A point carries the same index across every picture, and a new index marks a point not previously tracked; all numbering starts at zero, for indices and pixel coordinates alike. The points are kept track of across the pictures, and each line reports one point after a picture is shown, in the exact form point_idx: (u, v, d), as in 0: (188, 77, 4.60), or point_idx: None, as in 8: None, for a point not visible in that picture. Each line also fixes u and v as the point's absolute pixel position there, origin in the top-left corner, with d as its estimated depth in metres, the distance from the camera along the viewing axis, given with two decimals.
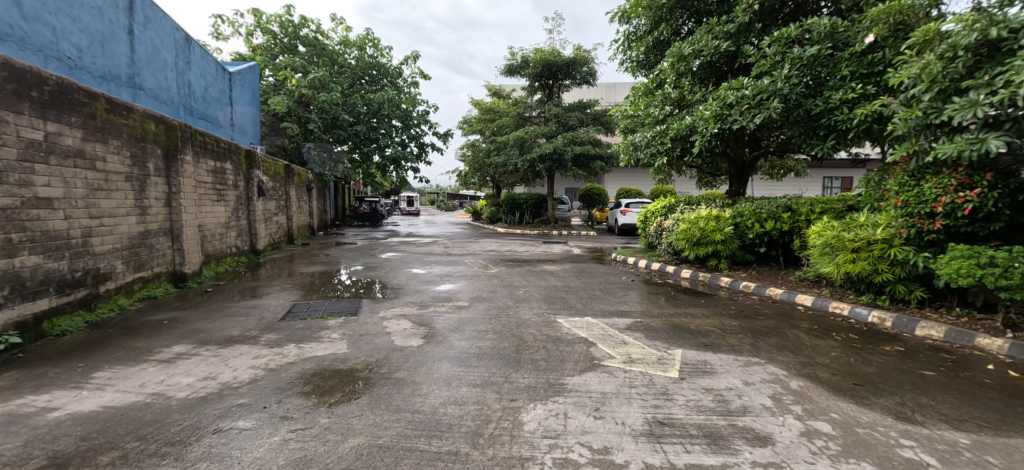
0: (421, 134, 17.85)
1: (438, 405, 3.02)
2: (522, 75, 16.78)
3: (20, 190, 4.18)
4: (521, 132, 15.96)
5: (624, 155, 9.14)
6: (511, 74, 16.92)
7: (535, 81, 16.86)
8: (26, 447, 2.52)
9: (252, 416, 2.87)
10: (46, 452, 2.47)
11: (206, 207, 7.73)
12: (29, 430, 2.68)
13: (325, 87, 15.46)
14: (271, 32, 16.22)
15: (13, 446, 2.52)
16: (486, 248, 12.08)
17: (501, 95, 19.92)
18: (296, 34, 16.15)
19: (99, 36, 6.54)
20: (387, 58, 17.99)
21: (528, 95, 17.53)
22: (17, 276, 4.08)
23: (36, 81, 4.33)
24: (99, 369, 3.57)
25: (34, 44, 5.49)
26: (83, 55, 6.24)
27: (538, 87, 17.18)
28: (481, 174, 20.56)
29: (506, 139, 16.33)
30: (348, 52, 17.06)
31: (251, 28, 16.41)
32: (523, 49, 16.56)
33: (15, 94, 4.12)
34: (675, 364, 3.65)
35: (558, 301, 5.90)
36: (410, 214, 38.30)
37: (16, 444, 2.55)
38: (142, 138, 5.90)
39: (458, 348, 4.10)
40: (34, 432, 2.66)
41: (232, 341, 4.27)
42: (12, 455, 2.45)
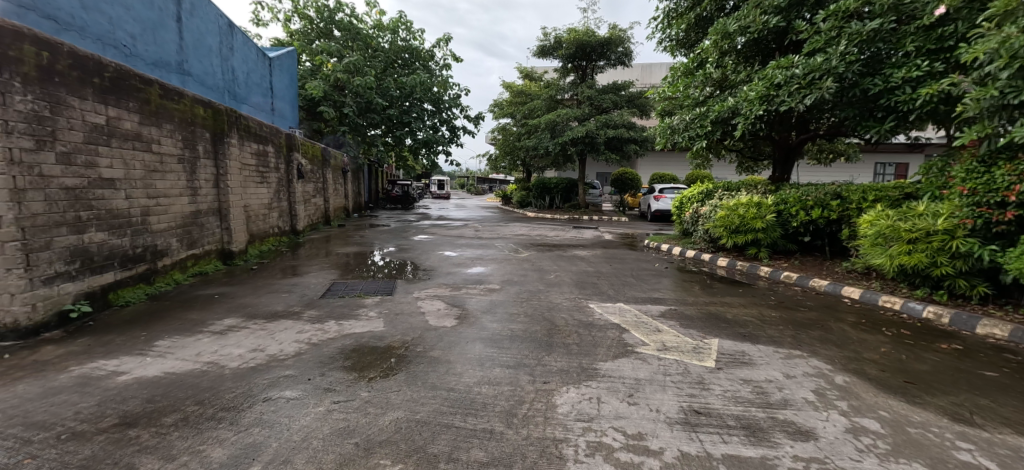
0: (453, 117, 17.88)
1: (473, 384, 3.10)
2: (555, 56, 16.47)
3: (87, 171, 4.46)
4: (553, 115, 15.66)
5: (659, 138, 8.91)
6: (543, 55, 16.62)
7: (569, 61, 16.50)
8: (100, 406, 2.74)
9: (298, 386, 3.02)
10: (117, 411, 2.69)
11: (251, 189, 8.06)
12: (101, 391, 2.91)
13: (359, 71, 15.68)
14: (307, 17, 16.51)
15: (88, 405, 2.75)
16: (516, 232, 12.10)
17: (534, 77, 19.59)
18: (332, 19, 16.38)
19: (150, 24, 6.81)
20: (420, 40, 18.01)
21: (561, 76, 17.16)
22: (87, 250, 4.39)
23: (98, 68, 4.56)
24: (159, 338, 3.83)
25: (93, 33, 5.77)
26: (136, 43, 6.52)
27: (571, 68, 16.80)
28: (511, 158, 20.40)
29: (537, 122, 16.07)
30: (382, 36, 17.19)
31: (288, 14, 16.72)
32: (557, 29, 16.25)
33: (79, 81, 4.36)
34: (711, 353, 3.60)
35: (590, 286, 5.88)
36: (441, 197, 38.81)
37: (91, 403, 2.78)
38: (192, 123, 6.16)
39: (491, 329, 4.17)
40: (106, 393, 2.89)
41: (278, 315, 4.49)
42: (88, 413, 2.67)
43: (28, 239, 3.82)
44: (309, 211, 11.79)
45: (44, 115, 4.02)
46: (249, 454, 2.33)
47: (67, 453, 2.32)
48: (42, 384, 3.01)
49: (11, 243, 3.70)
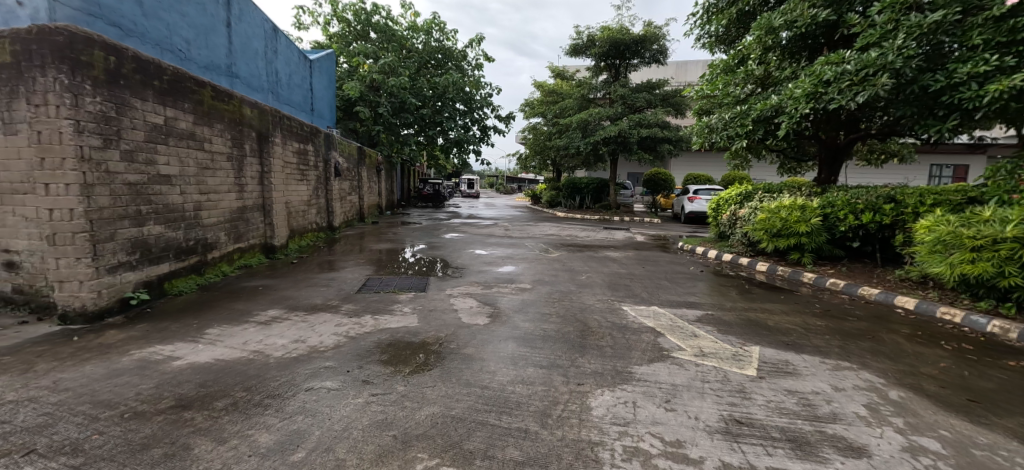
0: (483, 117, 17.98)
1: (506, 383, 3.10)
2: (587, 54, 16.30)
3: (147, 168, 4.72)
4: (585, 114, 15.33)
5: (697, 137, 8.72)
6: (576, 54, 16.47)
7: (602, 60, 16.29)
8: (158, 388, 2.90)
9: (338, 377, 3.11)
10: (173, 394, 2.84)
11: (292, 186, 8.35)
12: (158, 375, 3.08)
13: (394, 72, 15.96)
14: (345, 21, 16.93)
15: (147, 387, 2.92)
16: (546, 232, 12.05)
17: (565, 77, 19.46)
18: (368, 21, 16.75)
19: (203, 30, 7.14)
20: (453, 41, 18.18)
21: (593, 75, 16.95)
22: (146, 242, 4.65)
23: (157, 72, 4.82)
24: (210, 326, 4.02)
25: (153, 39, 6.09)
26: (190, 48, 6.84)
27: (604, 67, 16.58)
28: (542, 157, 20.30)
29: (568, 121, 15.87)
30: (416, 37, 17.46)
31: (327, 17, 17.19)
32: (589, 27, 16.05)
33: (142, 83, 4.62)
34: (753, 362, 3.48)
35: (623, 288, 5.80)
36: (471, 196, 39.10)
37: (150, 385, 2.95)
38: (240, 122, 6.42)
39: (523, 329, 4.17)
40: (163, 377, 3.06)
41: (317, 308, 4.64)
42: (147, 394, 2.83)
43: (95, 231, 4.08)
44: (345, 208, 12.11)
45: (111, 115, 4.27)
46: (293, 441, 2.41)
47: (129, 431, 2.47)
48: (105, 367, 3.20)
49: (80, 235, 3.96)
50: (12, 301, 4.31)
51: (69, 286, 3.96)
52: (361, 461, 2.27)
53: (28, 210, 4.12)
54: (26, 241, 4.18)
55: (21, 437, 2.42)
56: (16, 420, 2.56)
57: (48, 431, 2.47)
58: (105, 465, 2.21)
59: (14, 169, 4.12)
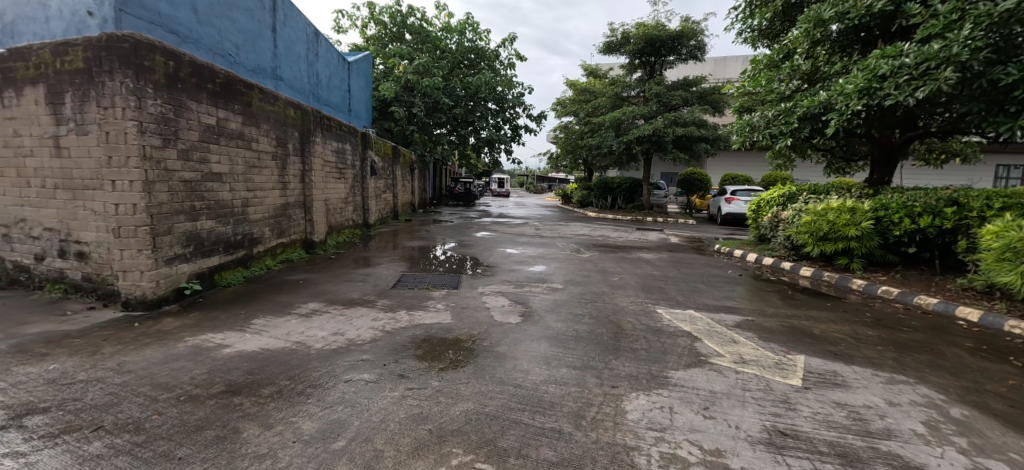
0: (515, 117, 17.99)
1: (539, 382, 3.09)
2: (621, 52, 16.02)
3: (201, 166, 4.96)
4: (618, 112, 15.05)
5: (736, 137, 8.29)
6: (610, 51, 16.22)
7: (636, 57, 15.99)
8: (209, 374, 3.05)
9: (375, 370, 3.18)
10: (223, 380, 2.98)
11: (331, 184, 8.59)
12: (210, 361, 3.24)
13: (428, 72, 16.16)
14: (382, 23, 17.24)
15: (200, 372, 3.07)
16: (577, 232, 11.95)
17: (598, 75, 19.18)
18: (404, 23, 17.02)
19: (251, 35, 7.42)
20: (486, 41, 18.23)
21: (627, 73, 16.66)
22: (198, 236, 4.90)
23: (211, 75, 5.06)
24: (255, 317, 4.19)
25: (207, 45, 6.38)
26: (239, 52, 7.13)
27: (638, 64, 16.28)
28: (573, 157, 20.09)
29: (601, 120, 15.58)
30: (449, 38, 17.61)
31: (365, 20, 17.55)
32: (624, 24, 15.77)
33: (197, 87, 4.86)
34: (797, 371, 3.34)
35: (657, 290, 5.67)
36: (502, 195, 39.19)
37: (202, 371, 3.10)
38: (284, 123, 6.66)
39: (555, 329, 4.15)
40: (214, 363, 3.21)
41: (354, 302, 4.76)
42: (199, 379, 2.98)
43: (154, 225, 4.35)
44: (379, 206, 12.36)
45: (170, 117, 4.52)
46: (334, 430, 2.49)
47: (185, 413, 2.61)
48: (162, 352, 3.40)
49: (142, 228, 4.23)
50: (82, 288, 4.65)
51: (132, 276, 4.24)
52: (399, 453, 2.32)
53: (96, 205, 4.42)
54: (94, 233, 4.48)
55: (91, 414, 2.61)
56: (86, 398, 2.76)
57: (113, 409, 2.65)
58: (164, 444, 2.36)
59: (84, 168, 4.42)
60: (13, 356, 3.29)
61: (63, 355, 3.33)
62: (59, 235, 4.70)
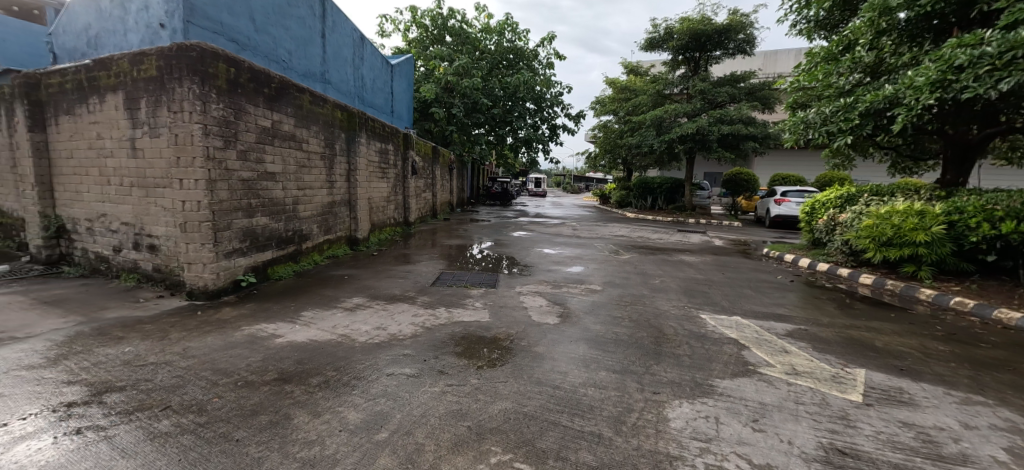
0: (553, 116, 17.87)
1: (578, 385, 3.04)
2: (664, 48, 15.58)
3: (257, 166, 5.20)
4: (660, 111, 14.65)
5: (790, 134, 7.92)
6: (652, 48, 15.80)
7: (680, 54, 15.51)
8: (263, 363, 3.19)
9: (415, 365, 3.22)
10: (275, 368, 3.11)
11: (374, 184, 8.81)
12: (263, 350, 3.39)
13: (467, 73, 16.27)
14: (423, 26, 17.49)
15: (255, 360, 3.23)
16: (615, 233, 11.71)
17: (639, 73, 18.74)
18: (444, 25, 17.23)
19: (303, 41, 7.69)
20: (525, 41, 18.18)
21: (670, 70, 16.19)
22: (254, 232, 5.15)
23: (267, 80, 5.28)
24: (304, 309, 4.35)
25: (262, 52, 6.65)
26: (292, 58, 7.40)
27: (682, 61, 15.80)
28: (611, 156, 19.69)
29: (641, 119, 15.16)
30: (488, 39, 17.68)
31: (407, 24, 17.87)
32: (668, 19, 15.32)
33: (255, 91, 5.09)
34: (857, 386, 3.13)
35: (700, 295, 5.47)
36: (538, 195, 38.95)
37: (256, 359, 3.26)
38: (333, 124, 6.88)
39: (594, 331, 4.07)
40: (267, 352, 3.36)
41: (396, 298, 4.85)
42: (254, 367, 3.13)
43: (216, 220, 4.61)
44: (419, 205, 12.57)
45: (231, 120, 4.76)
46: (378, 421, 2.55)
47: (242, 398, 2.76)
48: (221, 339, 3.60)
49: (205, 223, 4.51)
50: (152, 278, 5.00)
51: (196, 268, 4.53)
52: (440, 447, 2.35)
53: (166, 201, 4.71)
54: (163, 227, 4.78)
55: (159, 394, 2.81)
56: (156, 379, 2.98)
57: (179, 391, 2.84)
58: (223, 425, 2.50)
59: (157, 167, 4.72)
60: (94, 338, 3.59)
61: (137, 339, 3.61)
62: (133, 229, 5.05)
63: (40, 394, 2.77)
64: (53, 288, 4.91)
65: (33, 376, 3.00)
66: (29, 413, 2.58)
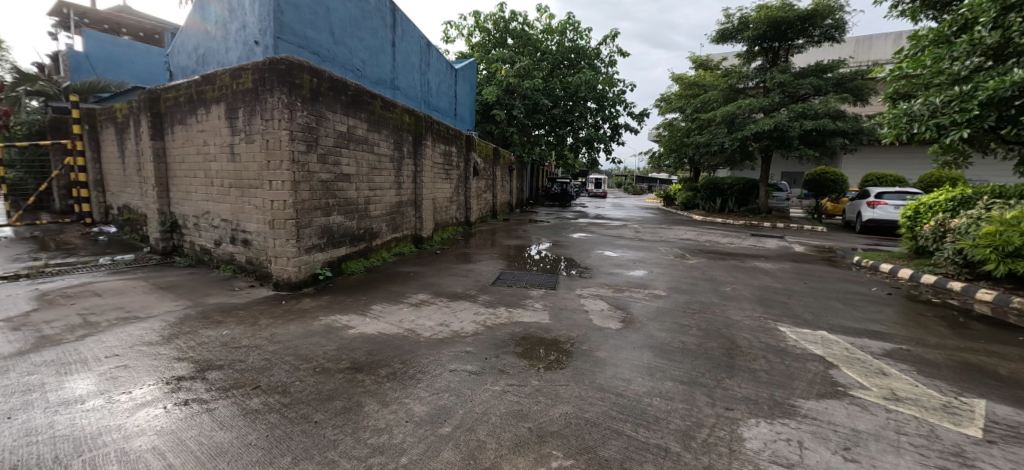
0: (615, 115, 17.40)
1: (643, 394, 2.88)
2: (738, 39, 14.66)
3: (335, 168, 5.47)
4: (732, 107, 13.79)
5: (890, 129, 7.14)
6: (725, 39, 14.91)
7: (756, 44, 14.52)
8: (338, 352, 3.35)
9: (476, 362, 3.22)
10: (348, 358, 3.26)
11: (438, 185, 9.00)
12: (338, 340, 3.56)
13: (528, 75, 16.22)
14: (486, 30, 17.69)
15: (331, 349, 3.41)
16: (681, 236, 11.18)
17: (708, 66, 17.77)
18: (506, 28, 17.33)
19: (375, 50, 8.00)
20: (586, 40, 17.83)
21: (744, 62, 15.19)
22: (331, 230, 5.42)
23: (344, 88, 5.53)
24: (373, 303, 4.51)
25: (340, 62, 6.99)
26: (365, 67, 7.72)
27: (758, 52, 14.81)
28: (677, 156, 18.88)
29: (712, 115, 14.35)
30: (550, 39, 17.59)
31: (470, 29, 18.17)
32: (743, 8, 14.37)
33: (334, 98, 5.36)
34: (974, 418, 2.72)
35: (779, 305, 5.04)
36: (598, 195, 38.09)
37: (332, 348, 3.43)
38: (401, 128, 7.10)
39: (660, 338, 3.87)
40: (341, 342, 3.53)
41: (458, 296, 4.90)
42: (330, 356, 3.29)
43: (299, 218, 4.91)
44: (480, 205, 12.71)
45: (313, 126, 5.04)
46: (441, 415, 2.59)
47: (319, 383, 2.93)
48: (301, 327, 3.83)
49: (290, 221, 4.81)
50: (245, 270, 5.42)
51: (282, 261, 4.87)
52: (501, 446, 2.34)
53: (258, 200, 5.05)
54: (255, 223, 5.15)
55: (251, 374, 3.06)
56: (248, 360, 3.24)
57: (266, 373, 3.07)
58: (303, 407, 2.67)
59: (251, 170, 5.08)
60: (197, 321, 3.97)
61: (232, 324, 3.93)
62: (230, 225, 5.49)
63: (157, 368, 3.14)
64: (165, 275, 5.49)
65: (152, 351, 3.39)
66: (149, 384, 2.93)
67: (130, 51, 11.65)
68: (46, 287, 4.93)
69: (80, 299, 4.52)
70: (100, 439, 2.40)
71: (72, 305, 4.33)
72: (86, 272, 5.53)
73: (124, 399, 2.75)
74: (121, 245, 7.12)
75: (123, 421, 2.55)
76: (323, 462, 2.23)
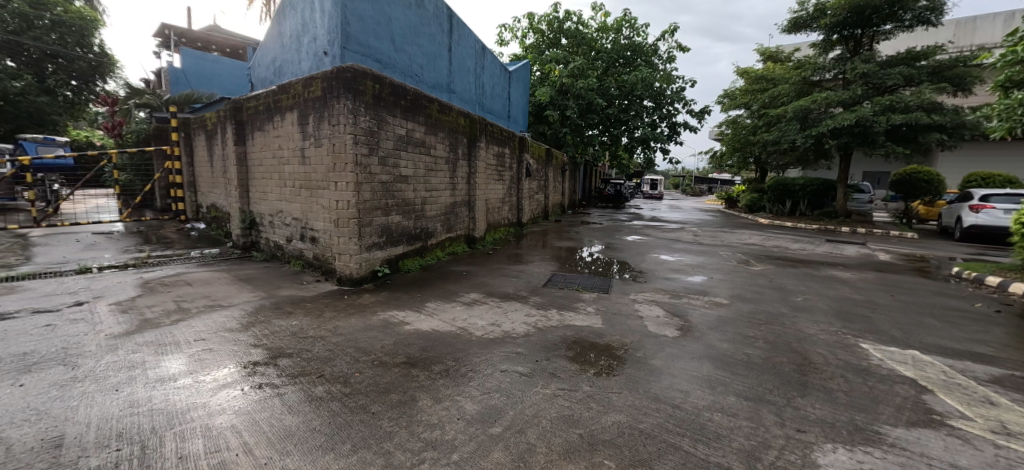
0: (673, 113, 16.67)
1: (702, 407, 2.68)
2: (815, 27, 13.60)
3: (394, 171, 5.55)
4: (806, 101, 12.77)
5: (1001, 121, 6.30)
6: (798, 28, 13.88)
7: (834, 32, 13.36)
8: (395, 346, 3.38)
9: (527, 364, 3.13)
10: (404, 353, 3.28)
11: (491, 186, 8.98)
12: (395, 335, 3.59)
13: (582, 74, 15.93)
14: (539, 31, 17.58)
15: (388, 343, 3.44)
16: (745, 241, 10.52)
17: (778, 58, 16.70)
18: (560, 29, 17.14)
19: (433, 56, 8.08)
20: (643, 36, 17.27)
21: (821, 53, 14.05)
22: (389, 229, 5.51)
23: (403, 93, 5.61)
24: (428, 300, 4.53)
25: (400, 69, 7.12)
26: (423, 73, 7.82)
27: (836, 40, 13.62)
28: (741, 155, 17.87)
29: (782, 111, 13.42)
30: (605, 37, 17.21)
31: (524, 30, 18.12)
32: None
33: (394, 103, 5.45)
34: None
35: (859, 319, 4.56)
36: (653, 196, 36.77)
37: (389, 342, 3.47)
38: (456, 131, 7.13)
39: (723, 349, 3.59)
40: (398, 337, 3.56)
41: (509, 297, 4.81)
42: (388, 349, 3.33)
43: (361, 218, 5.02)
44: (531, 206, 12.61)
45: (375, 130, 5.15)
46: (492, 415, 2.56)
47: (377, 376, 2.97)
48: (362, 321, 3.90)
49: (353, 220, 4.93)
50: (312, 265, 5.62)
51: (345, 257, 5.01)
52: (551, 451, 2.29)
53: (325, 201, 5.23)
54: (322, 222, 5.33)
55: (317, 363, 3.15)
56: (314, 350, 3.35)
57: (331, 362, 3.15)
58: (362, 398, 2.73)
59: (319, 172, 5.26)
60: (271, 311, 4.15)
61: (301, 314, 4.08)
62: (300, 224, 5.72)
63: (237, 352, 3.31)
64: (245, 268, 5.82)
65: (233, 337, 3.58)
66: (229, 367, 3.10)
67: (216, 65, 13.02)
68: (149, 276, 5.34)
69: (175, 287, 4.88)
70: (188, 415, 2.58)
71: (169, 293, 4.69)
72: (180, 263, 5.96)
73: (208, 379, 2.93)
74: (209, 240, 7.65)
75: (206, 400, 2.72)
76: (379, 452, 2.28)
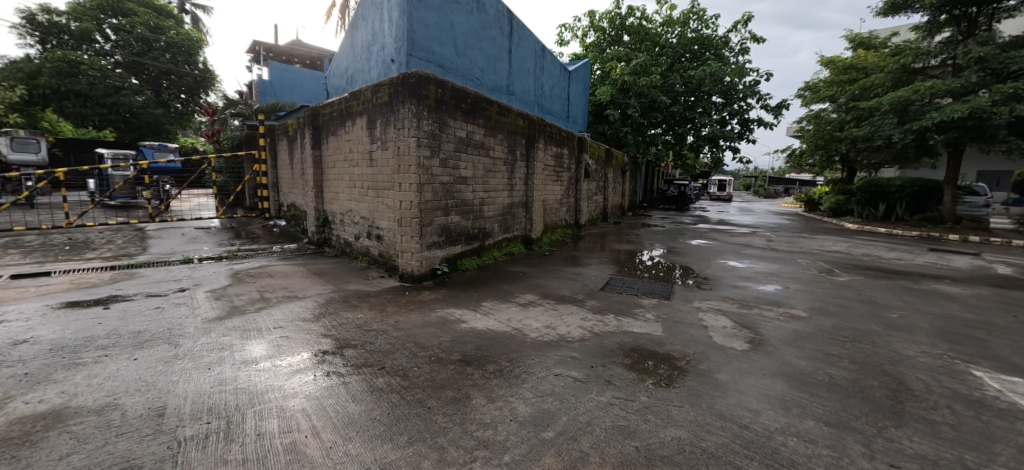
0: (745, 109, 15.62)
1: (775, 430, 2.38)
2: (917, 8, 12.17)
3: (454, 172, 5.52)
4: (905, 91, 11.48)
5: None
6: (898, 9, 12.47)
7: (940, 12, 11.84)
8: (453, 343, 3.30)
9: (582, 369, 2.93)
10: (460, 350, 3.18)
11: (549, 187, 8.79)
12: (451, 332, 3.51)
13: (645, 71, 15.34)
14: (600, 29, 17.16)
15: (446, 339, 3.37)
16: (828, 248, 9.58)
17: (872, 46, 15.26)
18: (623, 25, 16.64)
19: (494, 59, 8.03)
20: (712, 28, 16.36)
21: (924, 37, 12.54)
22: (449, 229, 5.49)
23: (464, 96, 5.57)
24: (485, 300, 4.42)
25: (462, 72, 7.12)
26: (484, 75, 7.78)
27: (944, 22, 12.03)
28: (825, 153, 16.42)
29: (876, 103, 12.14)
30: (671, 31, 16.48)
31: (585, 29, 17.76)
32: None
33: (455, 106, 5.42)
34: None
35: (970, 341, 3.93)
36: (721, 198, 34.79)
37: (447, 338, 3.39)
38: (515, 132, 7.01)
39: (804, 366, 3.20)
40: (454, 334, 3.47)
41: (565, 299, 4.61)
42: (445, 346, 3.25)
43: (422, 217, 5.03)
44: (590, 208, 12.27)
45: (437, 133, 5.15)
46: (544, 418, 2.42)
47: (434, 372, 2.88)
48: (422, 317, 3.86)
49: (415, 220, 4.94)
50: (377, 261, 5.71)
51: (406, 256, 5.04)
52: (606, 461, 2.14)
53: (389, 201, 5.29)
54: (387, 221, 5.39)
55: (378, 356, 3.11)
56: (377, 342, 3.32)
57: (391, 355, 3.11)
58: (419, 391, 2.66)
59: (385, 174, 5.33)
60: (340, 303, 4.23)
61: (366, 308, 4.11)
62: (366, 222, 5.84)
63: (310, 341, 3.35)
64: (320, 263, 6.02)
65: (306, 326, 3.64)
66: (302, 355, 3.13)
67: (298, 74, 13.78)
68: (240, 267, 5.67)
69: (259, 278, 5.13)
70: (267, 395, 2.63)
71: (254, 283, 4.93)
72: (265, 257, 6.26)
73: (283, 364, 2.99)
74: (289, 236, 8.02)
75: (283, 383, 2.76)
76: (435, 446, 2.22)
